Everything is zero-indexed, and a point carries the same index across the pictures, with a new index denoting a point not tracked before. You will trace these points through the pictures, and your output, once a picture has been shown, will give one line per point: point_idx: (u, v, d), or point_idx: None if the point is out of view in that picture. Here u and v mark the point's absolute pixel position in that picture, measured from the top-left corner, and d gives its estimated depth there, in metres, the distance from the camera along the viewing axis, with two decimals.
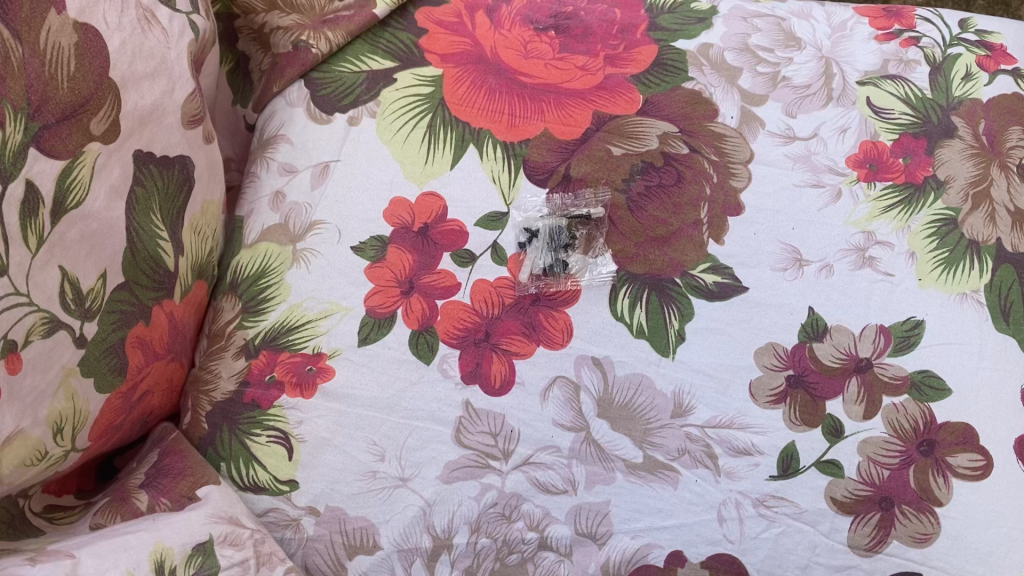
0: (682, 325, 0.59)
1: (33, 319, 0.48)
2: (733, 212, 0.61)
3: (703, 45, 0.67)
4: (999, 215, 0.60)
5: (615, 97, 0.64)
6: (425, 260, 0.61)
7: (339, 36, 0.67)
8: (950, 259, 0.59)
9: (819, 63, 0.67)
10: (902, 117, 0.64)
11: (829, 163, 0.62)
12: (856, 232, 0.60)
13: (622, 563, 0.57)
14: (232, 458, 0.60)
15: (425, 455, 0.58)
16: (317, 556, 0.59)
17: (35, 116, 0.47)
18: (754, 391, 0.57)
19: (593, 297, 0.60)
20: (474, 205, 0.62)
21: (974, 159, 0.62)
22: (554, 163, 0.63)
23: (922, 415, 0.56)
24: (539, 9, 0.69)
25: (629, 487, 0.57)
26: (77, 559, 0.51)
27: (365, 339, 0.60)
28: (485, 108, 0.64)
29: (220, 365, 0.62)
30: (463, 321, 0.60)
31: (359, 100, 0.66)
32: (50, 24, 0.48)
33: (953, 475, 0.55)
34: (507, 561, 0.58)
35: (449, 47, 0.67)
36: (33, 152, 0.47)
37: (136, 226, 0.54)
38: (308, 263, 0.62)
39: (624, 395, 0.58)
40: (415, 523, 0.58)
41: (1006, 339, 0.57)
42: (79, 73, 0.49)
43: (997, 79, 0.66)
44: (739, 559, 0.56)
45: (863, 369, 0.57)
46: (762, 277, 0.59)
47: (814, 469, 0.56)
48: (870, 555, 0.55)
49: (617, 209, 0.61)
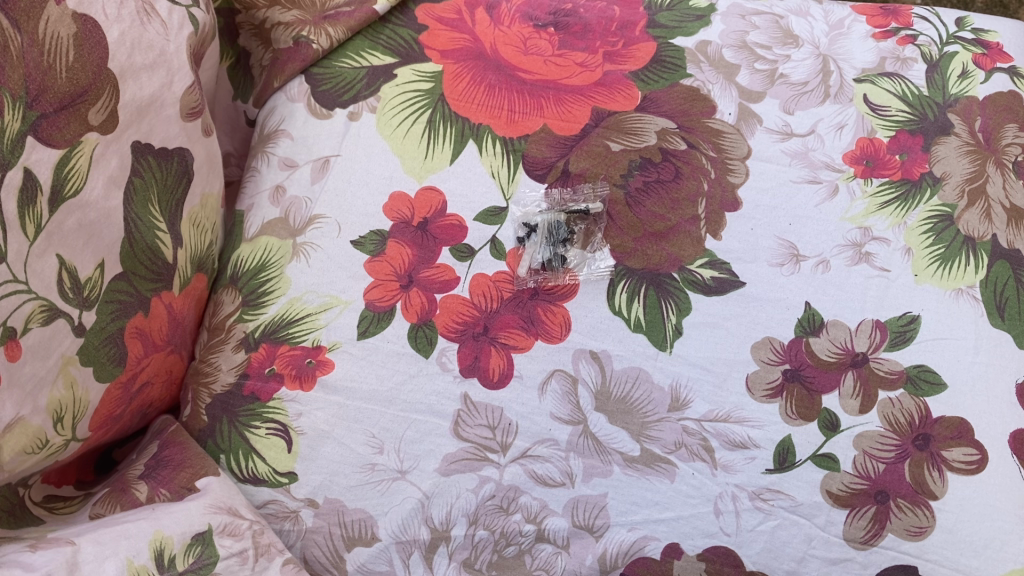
0: (680, 320, 0.59)
1: (33, 306, 0.49)
2: (730, 208, 0.61)
3: (701, 42, 0.68)
4: (995, 212, 0.61)
5: (614, 93, 0.65)
6: (425, 254, 0.62)
7: (339, 31, 0.67)
8: (946, 254, 0.59)
9: (817, 61, 0.67)
10: (898, 114, 0.64)
11: (826, 159, 0.63)
12: (853, 228, 0.61)
13: (619, 556, 0.58)
14: (232, 450, 0.60)
15: (424, 448, 0.58)
16: (316, 548, 0.59)
17: (33, 105, 0.48)
18: (750, 384, 0.58)
19: (591, 291, 0.60)
20: (473, 200, 0.63)
21: (970, 156, 0.62)
22: (553, 159, 0.63)
23: (917, 409, 0.56)
24: (539, 6, 0.69)
25: (626, 480, 0.57)
26: (77, 546, 0.52)
27: (365, 332, 0.60)
28: (484, 103, 0.65)
29: (220, 358, 0.62)
30: (462, 315, 0.60)
31: (359, 95, 0.66)
32: (49, 14, 0.49)
33: (948, 468, 0.55)
34: (505, 553, 0.59)
35: (449, 43, 0.67)
36: (31, 140, 0.48)
37: (134, 217, 0.54)
38: (308, 257, 0.62)
39: (622, 388, 0.58)
40: (413, 515, 0.58)
41: (1002, 334, 0.57)
42: (78, 63, 0.50)
43: (993, 77, 0.66)
44: (735, 551, 0.57)
45: (859, 363, 0.58)
46: (759, 272, 0.60)
47: (810, 463, 0.56)
48: (864, 548, 0.56)
49: (615, 204, 0.62)
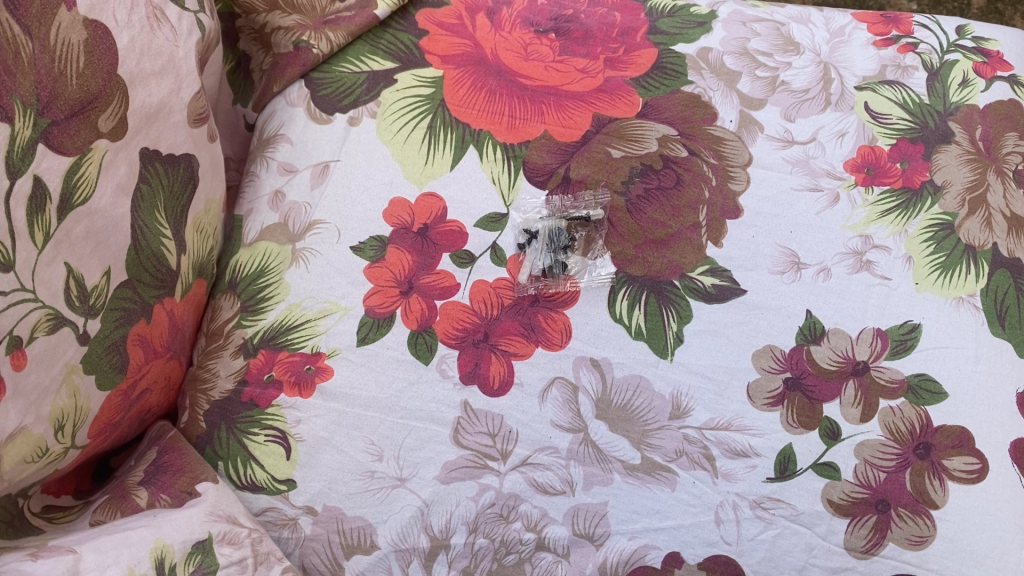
0: (680, 327, 0.59)
1: (38, 315, 0.48)
2: (731, 215, 0.61)
3: (703, 48, 0.68)
4: (996, 220, 0.61)
5: (615, 100, 0.65)
6: (425, 260, 0.61)
7: (340, 36, 0.67)
8: (947, 263, 0.59)
9: (818, 68, 0.67)
10: (899, 122, 0.64)
11: (827, 167, 0.63)
12: (853, 236, 0.61)
13: (620, 564, 0.57)
14: (230, 457, 0.60)
15: (424, 455, 0.58)
16: (314, 556, 0.59)
17: (44, 112, 0.47)
18: (751, 393, 0.57)
19: (592, 298, 0.60)
20: (473, 206, 0.62)
21: (971, 164, 0.62)
22: (554, 164, 0.63)
23: (918, 418, 0.56)
24: (540, 11, 0.69)
25: (626, 488, 0.57)
26: (79, 554, 0.51)
27: (364, 339, 0.60)
28: (485, 109, 0.65)
29: (218, 364, 0.61)
30: (463, 322, 0.60)
31: (359, 100, 0.66)
32: (60, 20, 0.48)
33: (949, 478, 0.55)
34: (505, 562, 0.58)
35: (450, 48, 0.67)
36: (42, 147, 0.47)
37: (142, 224, 0.54)
38: (307, 263, 0.62)
39: (622, 396, 0.58)
40: (412, 523, 0.58)
41: (1002, 344, 0.57)
42: (89, 69, 0.49)
43: (994, 86, 0.66)
44: (736, 560, 0.56)
45: (860, 372, 0.57)
46: (760, 280, 0.60)
47: (811, 472, 0.56)
48: (866, 558, 0.55)
49: (616, 211, 0.62)
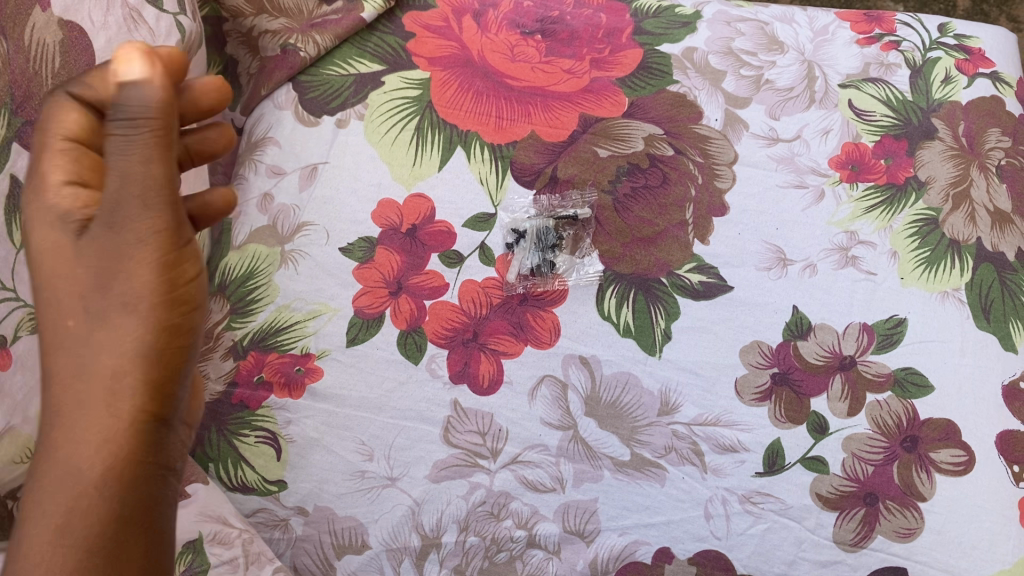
0: (669, 325, 0.59)
1: (20, 315, 0.48)
2: (717, 213, 0.62)
3: (687, 48, 0.68)
4: (979, 215, 0.61)
5: (601, 100, 0.65)
6: (414, 260, 0.62)
7: (327, 39, 0.67)
8: (931, 258, 0.60)
9: (802, 67, 0.68)
10: (883, 119, 0.65)
11: (812, 164, 0.63)
12: (838, 232, 0.61)
13: (611, 561, 0.57)
14: (220, 459, 0.60)
15: (414, 455, 0.58)
16: (305, 556, 0.59)
17: (18, 111, 0.47)
18: (739, 388, 0.58)
19: (580, 296, 0.60)
20: (461, 206, 0.63)
21: (953, 160, 0.63)
22: (542, 164, 0.63)
23: (905, 412, 0.57)
24: (527, 13, 0.70)
25: (616, 485, 0.57)
26: None
27: (354, 339, 0.60)
28: (473, 111, 0.65)
29: (208, 366, 0.61)
30: (452, 321, 0.60)
31: (347, 102, 0.66)
32: (34, 21, 0.48)
33: (936, 470, 0.56)
34: (496, 560, 0.58)
35: (436, 50, 0.68)
36: (17, 147, 0.47)
37: None
38: (296, 264, 0.62)
39: (611, 393, 0.58)
40: (403, 522, 0.58)
41: (987, 337, 0.58)
42: (65, 70, 0.49)
43: (976, 83, 0.67)
44: (726, 555, 0.56)
45: (847, 366, 0.58)
46: (747, 276, 0.60)
47: (799, 466, 0.56)
48: (855, 551, 0.55)
49: (603, 210, 0.62)
